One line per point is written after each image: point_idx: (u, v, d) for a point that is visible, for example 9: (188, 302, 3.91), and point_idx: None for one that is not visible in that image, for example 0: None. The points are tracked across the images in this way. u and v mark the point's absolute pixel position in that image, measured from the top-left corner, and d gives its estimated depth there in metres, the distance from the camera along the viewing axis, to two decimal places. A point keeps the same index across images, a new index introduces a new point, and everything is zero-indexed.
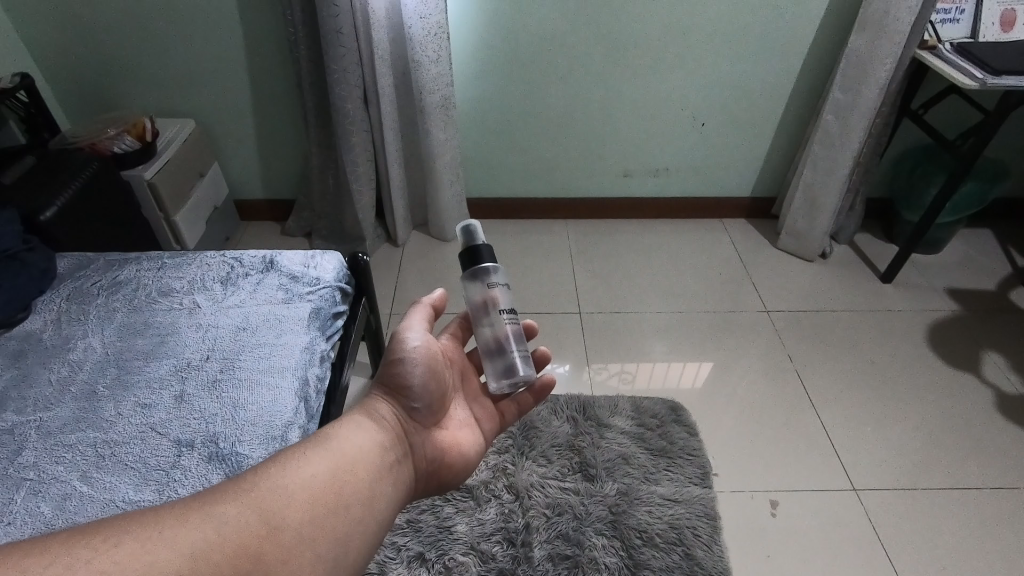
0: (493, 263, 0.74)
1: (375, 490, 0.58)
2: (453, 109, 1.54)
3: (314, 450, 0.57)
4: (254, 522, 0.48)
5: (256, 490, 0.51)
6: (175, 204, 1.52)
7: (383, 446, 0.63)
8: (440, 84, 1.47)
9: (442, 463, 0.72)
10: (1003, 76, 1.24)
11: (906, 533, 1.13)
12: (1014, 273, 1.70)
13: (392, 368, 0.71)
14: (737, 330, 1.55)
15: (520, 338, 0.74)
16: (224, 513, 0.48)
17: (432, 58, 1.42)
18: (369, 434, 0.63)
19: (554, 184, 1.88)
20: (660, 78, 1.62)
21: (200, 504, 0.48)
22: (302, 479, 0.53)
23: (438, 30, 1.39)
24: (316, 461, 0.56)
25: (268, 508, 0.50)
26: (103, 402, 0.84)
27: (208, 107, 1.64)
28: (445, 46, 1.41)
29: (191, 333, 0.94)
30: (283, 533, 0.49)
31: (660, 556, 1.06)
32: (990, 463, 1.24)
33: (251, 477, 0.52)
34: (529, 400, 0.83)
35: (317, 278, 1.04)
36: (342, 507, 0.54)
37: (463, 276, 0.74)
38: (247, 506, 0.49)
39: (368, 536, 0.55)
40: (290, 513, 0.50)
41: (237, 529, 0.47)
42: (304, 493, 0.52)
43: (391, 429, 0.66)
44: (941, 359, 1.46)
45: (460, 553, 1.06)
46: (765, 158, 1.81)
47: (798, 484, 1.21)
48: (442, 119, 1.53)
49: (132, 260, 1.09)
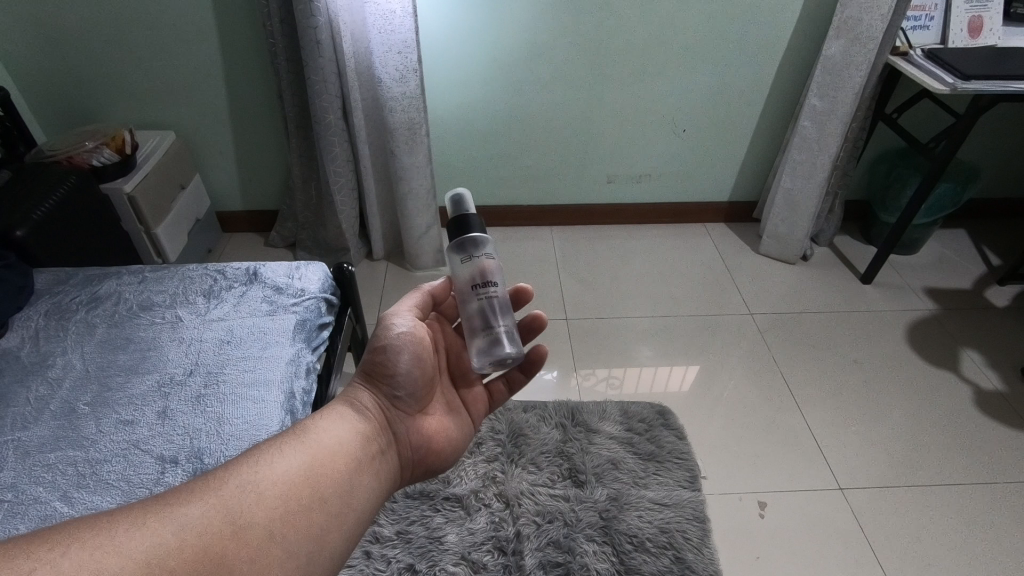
0: (481, 233, 0.72)
1: (352, 483, 0.57)
2: (419, 135, 1.49)
3: (290, 443, 0.57)
4: (219, 521, 0.48)
5: (224, 487, 0.50)
6: (156, 217, 1.50)
7: (363, 436, 0.63)
8: (405, 108, 1.43)
9: (430, 451, 0.72)
10: (972, 80, 1.27)
11: (892, 530, 1.15)
12: (989, 271, 1.75)
13: (373, 357, 0.70)
14: (721, 333, 1.57)
15: (505, 311, 0.72)
16: (187, 511, 0.47)
17: (395, 79, 1.39)
18: (348, 425, 0.63)
19: (537, 191, 1.88)
20: (639, 86, 1.64)
21: (163, 504, 0.47)
22: (275, 473, 0.53)
23: (405, 46, 1.35)
24: (290, 456, 0.56)
25: (234, 506, 0.49)
26: (83, 420, 0.82)
27: (188, 119, 1.63)
28: (408, 62, 1.37)
29: (173, 347, 0.92)
30: (250, 530, 0.48)
31: (651, 560, 1.06)
32: (970, 459, 1.26)
33: (220, 474, 0.51)
34: (521, 377, 0.83)
35: (301, 289, 1.03)
36: (316, 501, 0.53)
37: (450, 247, 0.72)
38: (213, 505, 0.48)
39: (344, 530, 0.54)
40: (260, 509, 0.50)
41: (200, 528, 0.47)
42: (274, 489, 0.52)
43: (372, 419, 0.66)
44: (921, 357, 1.49)
45: (450, 563, 1.05)
46: (745, 163, 1.83)
47: (785, 483, 1.22)
48: (407, 141, 1.48)
49: (112, 274, 1.08)
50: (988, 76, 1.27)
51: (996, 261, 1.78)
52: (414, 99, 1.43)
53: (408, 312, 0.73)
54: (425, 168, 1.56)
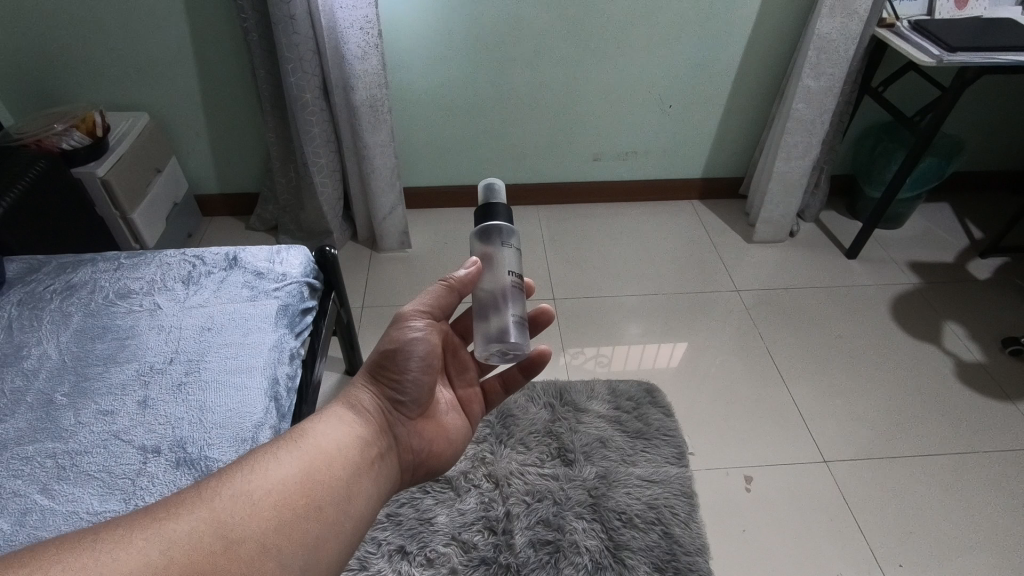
0: (506, 223, 0.71)
1: (351, 489, 0.57)
2: (383, 111, 1.45)
3: (286, 448, 0.56)
4: (211, 538, 0.47)
5: (217, 499, 0.50)
6: (132, 201, 1.47)
7: (363, 440, 0.62)
8: (367, 83, 1.39)
9: (429, 454, 0.72)
10: (958, 51, 1.26)
11: (874, 500, 1.17)
12: (972, 244, 1.76)
13: (378, 357, 0.69)
14: (709, 310, 1.57)
15: (516, 298, 0.69)
16: (177, 528, 0.47)
17: (357, 55, 1.34)
18: (347, 427, 0.62)
19: (523, 170, 1.86)
20: (624, 62, 1.61)
21: (153, 518, 0.47)
22: (270, 482, 0.52)
23: (364, 23, 1.31)
24: (286, 463, 0.55)
25: (227, 517, 0.48)
26: (62, 411, 0.80)
27: (161, 99, 1.58)
28: (372, 41, 1.33)
29: (153, 335, 0.90)
30: (242, 544, 0.48)
31: (639, 535, 1.08)
32: (950, 430, 1.29)
33: (214, 485, 0.51)
34: (518, 377, 0.82)
35: (283, 274, 1.01)
36: (314, 510, 0.53)
37: (474, 234, 0.71)
38: (204, 519, 0.48)
39: (342, 539, 0.54)
40: (253, 521, 0.49)
41: (190, 544, 0.46)
42: (269, 499, 0.51)
43: (373, 421, 0.65)
44: (905, 330, 1.51)
45: (440, 544, 1.06)
46: (731, 139, 1.82)
47: (770, 457, 1.24)
48: (370, 118, 1.45)
49: (87, 261, 1.05)
50: (977, 47, 1.26)
51: (978, 234, 1.80)
52: (375, 75, 1.39)
53: (420, 312, 0.71)
54: (388, 146, 1.52)
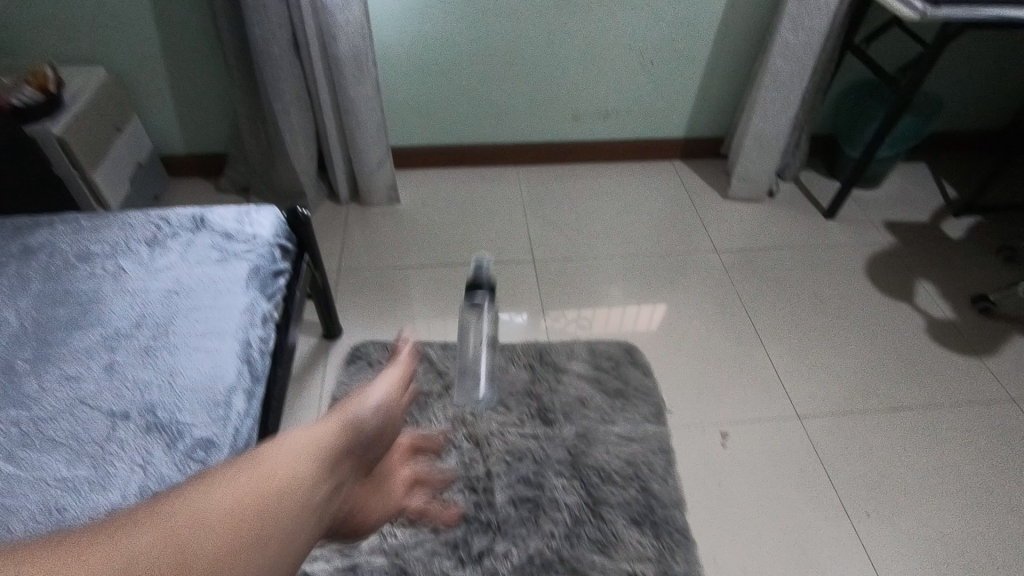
0: None
1: (308, 494, 0.58)
2: (368, 66, 1.41)
3: (240, 460, 0.58)
4: (167, 552, 0.49)
5: (171, 514, 0.51)
6: (93, 161, 1.39)
7: (319, 444, 0.64)
8: (343, 33, 1.34)
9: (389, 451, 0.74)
10: (944, 5, 1.24)
11: (845, 452, 1.21)
12: (947, 203, 1.78)
13: None
14: (688, 270, 1.57)
15: None
16: (132, 545, 0.48)
17: (337, 4, 1.29)
18: (302, 433, 0.63)
19: (502, 129, 1.82)
20: (605, 16, 1.56)
21: (107, 537, 0.49)
22: (224, 493, 0.54)
23: None
24: (240, 475, 0.56)
25: (181, 531, 0.50)
26: (24, 377, 0.78)
27: (119, 53, 1.49)
28: None
29: (118, 299, 0.87)
30: (198, 556, 0.49)
31: (618, 491, 1.10)
32: (918, 384, 1.32)
33: (168, 502, 0.52)
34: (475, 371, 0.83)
35: (253, 235, 0.98)
36: (270, 516, 0.54)
37: None
38: (158, 534, 0.49)
39: (301, 543, 0.56)
40: (207, 533, 0.51)
41: (144, 560, 0.48)
42: (223, 511, 0.53)
43: (329, 426, 0.67)
44: (879, 289, 1.53)
45: (421, 504, 1.07)
46: (713, 98, 1.79)
47: (745, 414, 1.26)
48: (355, 71, 1.40)
49: (45, 223, 1.00)
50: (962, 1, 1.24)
51: (953, 193, 1.81)
52: (358, 26, 1.33)
53: None
54: (373, 103, 1.48)
